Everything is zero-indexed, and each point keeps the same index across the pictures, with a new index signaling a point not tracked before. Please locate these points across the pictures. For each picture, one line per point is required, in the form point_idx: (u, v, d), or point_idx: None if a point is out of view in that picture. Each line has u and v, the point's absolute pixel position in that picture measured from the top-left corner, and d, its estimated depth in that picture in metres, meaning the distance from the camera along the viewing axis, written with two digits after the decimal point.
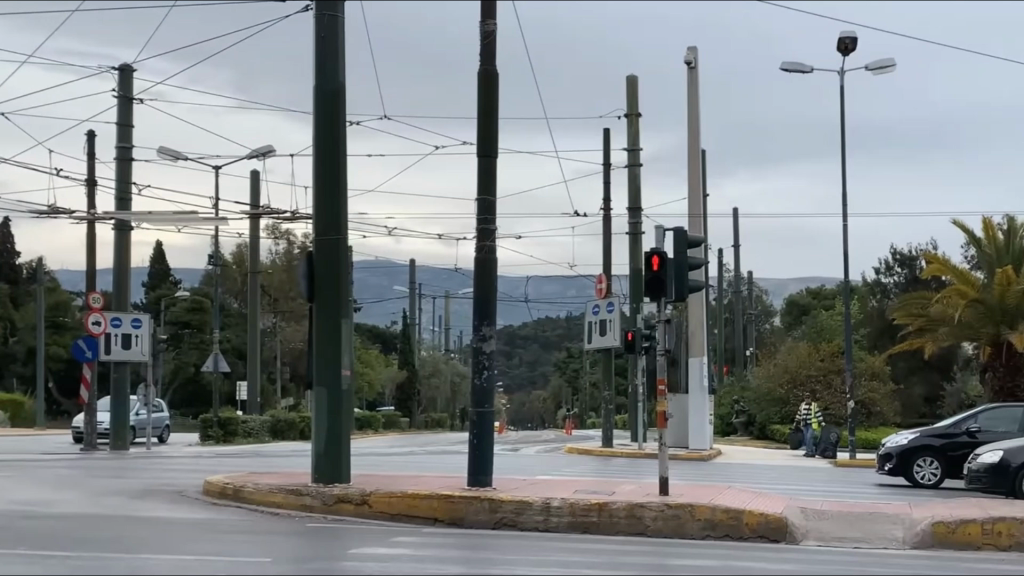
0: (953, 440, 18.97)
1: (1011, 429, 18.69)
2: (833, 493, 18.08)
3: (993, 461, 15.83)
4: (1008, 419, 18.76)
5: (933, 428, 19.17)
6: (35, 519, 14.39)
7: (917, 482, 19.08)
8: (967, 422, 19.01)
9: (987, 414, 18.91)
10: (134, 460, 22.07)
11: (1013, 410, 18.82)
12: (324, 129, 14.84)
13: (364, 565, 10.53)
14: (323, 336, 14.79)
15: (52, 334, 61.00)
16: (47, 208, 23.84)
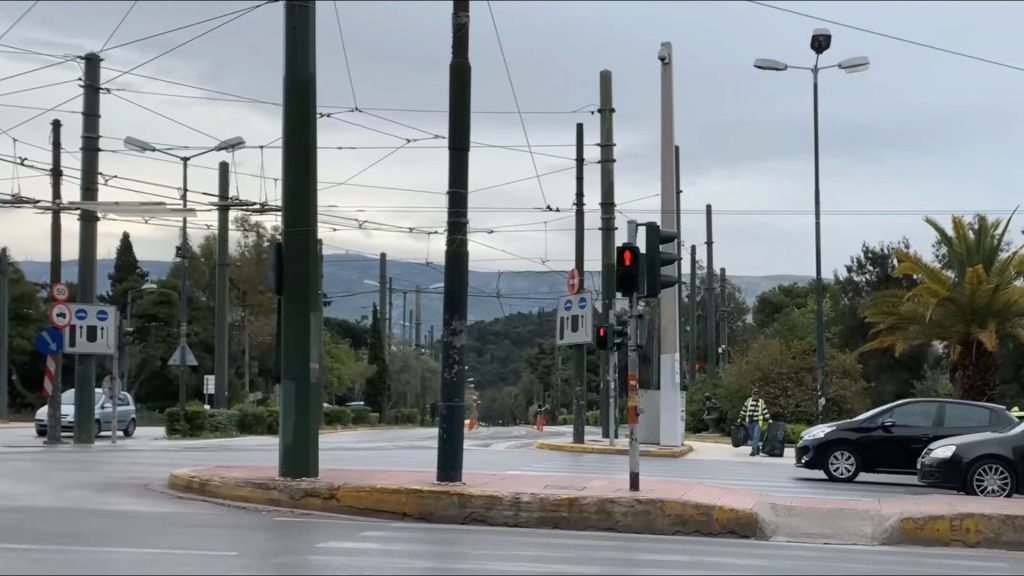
0: (868, 434, 18.88)
1: (925, 424, 18.55)
2: (799, 489, 18.07)
3: (944, 455, 15.80)
4: (922, 413, 18.61)
5: (849, 422, 19.10)
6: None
7: (832, 475, 19.15)
8: (882, 416, 18.87)
9: (903, 409, 18.79)
10: (93, 453, 21.79)
11: (927, 405, 18.66)
12: (293, 120, 14.60)
13: (333, 561, 10.34)
14: (291, 330, 14.56)
15: (15, 326, 60.29)
16: (11, 198, 23.43)
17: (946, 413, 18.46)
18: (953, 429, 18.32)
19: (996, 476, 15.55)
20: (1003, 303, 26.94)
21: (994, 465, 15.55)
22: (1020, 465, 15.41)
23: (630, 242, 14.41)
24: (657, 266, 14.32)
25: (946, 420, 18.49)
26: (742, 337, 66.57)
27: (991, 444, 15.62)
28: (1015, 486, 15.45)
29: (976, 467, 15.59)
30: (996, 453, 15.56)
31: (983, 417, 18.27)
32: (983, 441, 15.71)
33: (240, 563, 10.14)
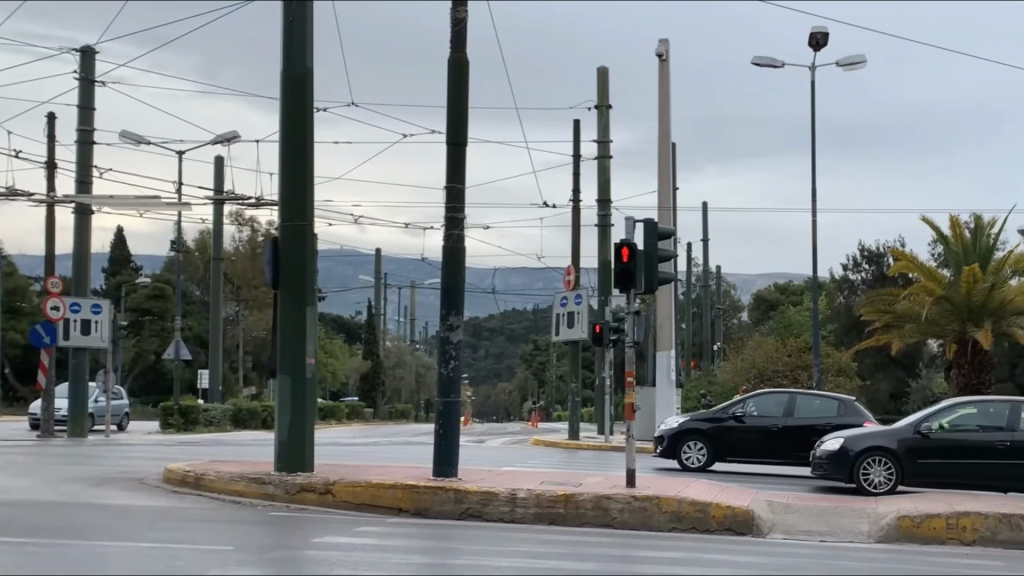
0: (719, 422, 18.77)
1: (776, 414, 18.60)
2: (787, 485, 18.00)
3: (831, 448, 15.62)
4: (773, 404, 18.67)
5: (701, 413, 18.98)
6: None
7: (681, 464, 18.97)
8: (734, 407, 18.84)
9: (755, 400, 18.82)
10: (77, 446, 21.66)
11: (777, 396, 18.76)
12: (290, 114, 14.49)
13: (326, 555, 10.27)
14: (286, 324, 14.46)
15: (8, 320, 60.12)
16: (6, 190, 23.29)
17: (797, 403, 18.59)
18: (802, 418, 18.42)
19: (882, 469, 15.26)
20: (998, 301, 26.95)
21: (880, 456, 15.28)
22: (904, 456, 15.14)
23: (627, 238, 14.34)
24: (655, 262, 14.21)
25: (796, 411, 18.59)
26: (737, 334, 66.57)
27: (877, 436, 15.34)
28: (900, 478, 15.18)
29: (862, 459, 15.33)
30: (882, 445, 15.27)
31: (832, 407, 18.52)
32: (871, 432, 15.43)
33: (234, 558, 10.06)
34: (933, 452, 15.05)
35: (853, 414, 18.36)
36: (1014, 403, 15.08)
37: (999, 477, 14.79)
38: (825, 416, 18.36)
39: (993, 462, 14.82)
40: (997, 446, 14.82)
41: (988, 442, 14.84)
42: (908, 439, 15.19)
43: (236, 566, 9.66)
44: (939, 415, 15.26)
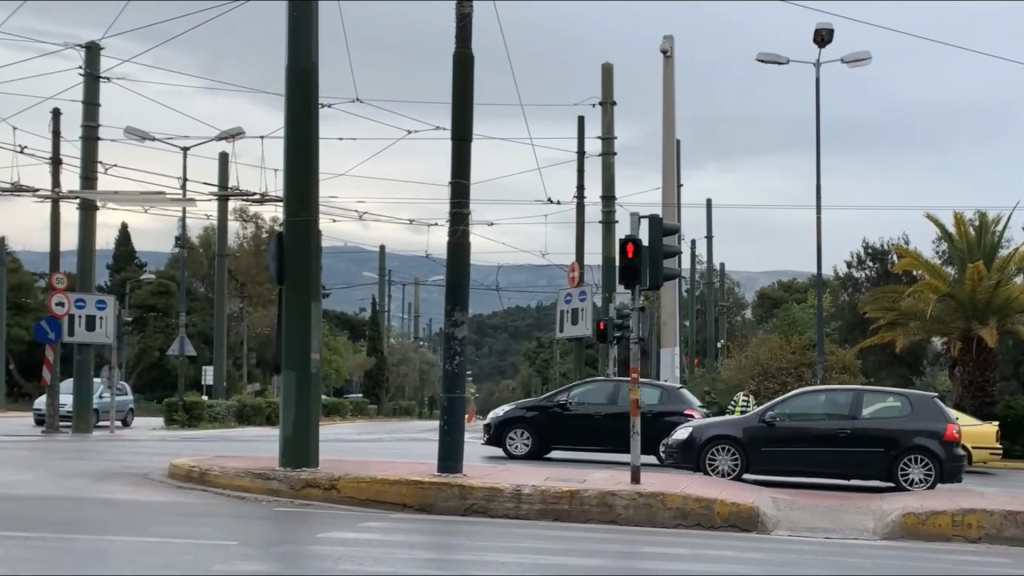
0: (543, 411, 19.32)
1: (601, 403, 19.10)
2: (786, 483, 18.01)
3: (681, 437, 16.39)
4: (598, 393, 19.16)
5: (527, 402, 19.46)
6: None
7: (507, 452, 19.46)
8: (560, 395, 19.36)
9: (580, 389, 19.27)
10: (73, 442, 21.67)
11: (602, 385, 19.18)
12: (295, 108, 14.48)
13: (332, 550, 10.28)
14: (292, 319, 14.47)
15: (13, 316, 60.26)
16: (11, 185, 23.30)
17: (621, 392, 19.06)
18: (623, 407, 18.91)
19: (728, 457, 15.98)
20: (1003, 299, 26.88)
21: (725, 445, 15.99)
22: (748, 445, 15.86)
23: (632, 233, 14.29)
24: (660, 259, 14.25)
25: (620, 399, 19.09)
26: (739, 332, 66.47)
27: (723, 425, 16.07)
28: (745, 466, 15.88)
29: (709, 447, 16.05)
30: (728, 434, 15.99)
31: (654, 396, 19.01)
32: (719, 422, 16.15)
33: (240, 552, 10.09)
34: (777, 440, 15.78)
35: (673, 403, 18.82)
36: (857, 393, 15.85)
37: (843, 464, 15.55)
38: (645, 405, 18.83)
39: (838, 450, 15.55)
40: (840, 434, 15.56)
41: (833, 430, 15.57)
42: (754, 427, 15.91)
43: (240, 561, 9.67)
44: (785, 404, 16.01)
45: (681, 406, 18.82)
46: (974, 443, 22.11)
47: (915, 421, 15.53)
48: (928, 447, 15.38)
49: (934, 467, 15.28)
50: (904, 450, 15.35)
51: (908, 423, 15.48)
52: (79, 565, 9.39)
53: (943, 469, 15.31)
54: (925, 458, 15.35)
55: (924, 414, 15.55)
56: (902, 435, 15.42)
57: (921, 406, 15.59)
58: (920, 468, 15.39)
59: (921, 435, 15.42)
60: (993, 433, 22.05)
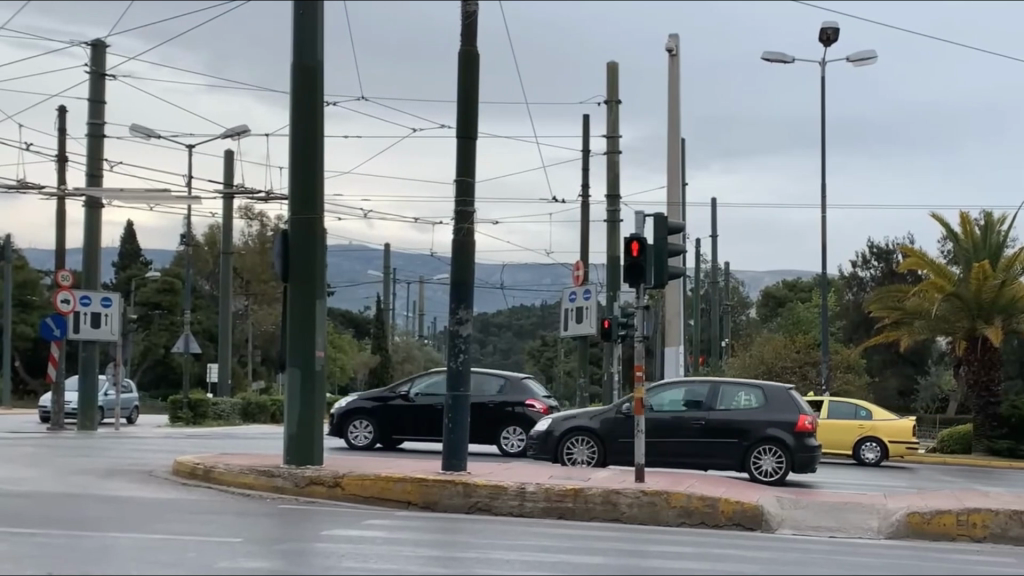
0: (383, 402, 19.42)
1: (443, 393, 19.21)
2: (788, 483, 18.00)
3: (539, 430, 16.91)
4: (440, 383, 19.26)
5: (369, 393, 19.54)
6: None
7: (349, 443, 19.51)
8: (402, 386, 19.39)
9: (421, 378, 19.36)
10: (76, 439, 21.75)
11: (445, 374, 19.29)
12: (300, 107, 14.50)
13: (337, 548, 10.29)
14: (297, 318, 14.48)
15: (18, 313, 60.42)
16: (16, 183, 23.33)
17: (464, 382, 19.22)
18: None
19: (584, 448, 16.68)
20: (1008, 299, 26.82)
21: (583, 437, 16.70)
22: (604, 436, 16.60)
23: (638, 232, 14.30)
24: (665, 257, 14.20)
25: (462, 388, 19.27)
26: (744, 330, 66.44)
27: (581, 418, 16.77)
28: (601, 456, 16.61)
29: (567, 439, 16.74)
30: (585, 427, 16.71)
31: (496, 385, 19.24)
32: (576, 415, 16.85)
33: (244, 550, 10.11)
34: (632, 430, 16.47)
35: (516, 393, 19.05)
36: (715, 383, 16.27)
37: (697, 454, 15.97)
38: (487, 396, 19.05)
39: (693, 441, 15.98)
40: (695, 424, 15.97)
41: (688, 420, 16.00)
42: (610, 419, 16.63)
43: (245, 559, 9.66)
44: (641, 396, 16.54)
45: (522, 396, 19.07)
46: (890, 437, 23.20)
47: (769, 413, 15.88)
48: (781, 438, 15.73)
49: (784, 457, 15.63)
50: (755, 440, 15.73)
51: (762, 414, 15.84)
52: (83, 562, 9.42)
53: (793, 459, 15.67)
54: (776, 449, 15.73)
55: (779, 406, 15.90)
56: (754, 425, 15.78)
57: (776, 398, 15.94)
58: (772, 459, 15.76)
59: (773, 426, 15.76)
60: (911, 429, 23.11)
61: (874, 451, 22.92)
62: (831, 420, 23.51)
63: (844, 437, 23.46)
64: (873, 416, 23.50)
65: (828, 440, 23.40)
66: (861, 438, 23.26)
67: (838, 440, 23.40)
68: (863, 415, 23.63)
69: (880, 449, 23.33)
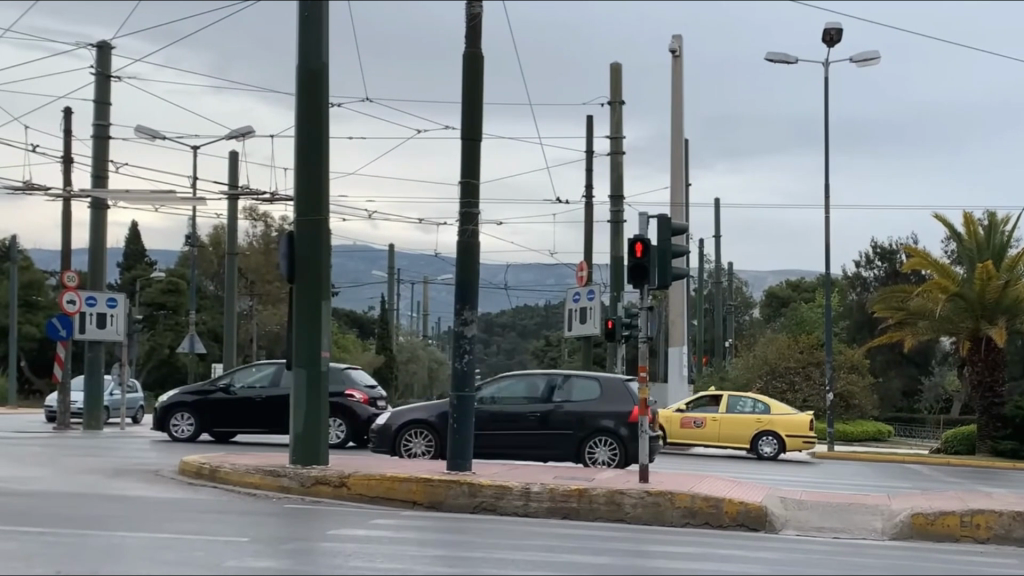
0: (205, 395, 20.78)
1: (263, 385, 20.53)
2: (789, 483, 18.09)
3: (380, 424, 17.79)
4: (261, 376, 20.60)
5: (189, 386, 20.82)
6: (5, 496, 14.20)
7: (174, 435, 20.71)
8: (223, 379, 20.77)
9: (242, 372, 20.68)
10: (79, 438, 21.84)
11: (267, 367, 20.63)
12: (306, 108, 14.57)
13: (344, 548, 10.36)
14: (303, 318, 14.56)
15: (24, 313, 60.60)
16: (22, 184, 23.41)
17: (283, 374, 20.53)
18: (285, 388, 20.37)
19: (421, 440, 17.53)
20: (1012, 300, 26.82)
21: (420, 429, 17.54)
22: (440, 428, 17.46)
23: (641, 233, 14.34)
24: (668, 259, 14.23)
25: (282, 380, 20.63)
26: (747, 331, 66.51)
27: (420, 410, 17.59)
28: (437, 447, 17.45)
29: (404, 432, 17.55)
30: (422, 419, 17.55)
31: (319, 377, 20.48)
32: (414, 408, 17.65)
33: (251, 549, 10.16)
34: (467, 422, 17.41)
35: (336, 383, 20.30)
36: (552, 376, 17.40)
37: (534, 445, 17.13)
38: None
39: (531, 432, 17.15)
40: (532, 416, 17.15)
41: (526, 411, 17.18)
42: (448, 412, 17.50)
43: (251, 559, 9.73)
44: (483, 389, 17.53)
45: (342, 386, 20.33)
46: (789, 432, 24.07)
47: (604, 404, 17.02)
48: (614, 429, 16.86)
49: (618, 448, 16.74)
50: (590, 431, 16.85)
51: (597, 406, 16.97)
52: (90, 562, 9.47)
53: (626, 449, 16.79)
54: (610, 440, 16.83)
55: (614, 398, 17.04)
56: (590, 416, 16.91)
57: (612, 389, 17.09)
58: (606, 449, 16.85)
59: (607, 417, 16.88)
60: (807, 424, 24.09)
61: (772, 445, 23.89)
62: (731, 415, 24.34)
63: (742, 430, 24.33)
64: (771, 409, 24.37)
65: (728, 435, 24.24)
66: (759, 432, 24.19)
67: (737, 433, 24.27)
68: (762, 408, 24.42)
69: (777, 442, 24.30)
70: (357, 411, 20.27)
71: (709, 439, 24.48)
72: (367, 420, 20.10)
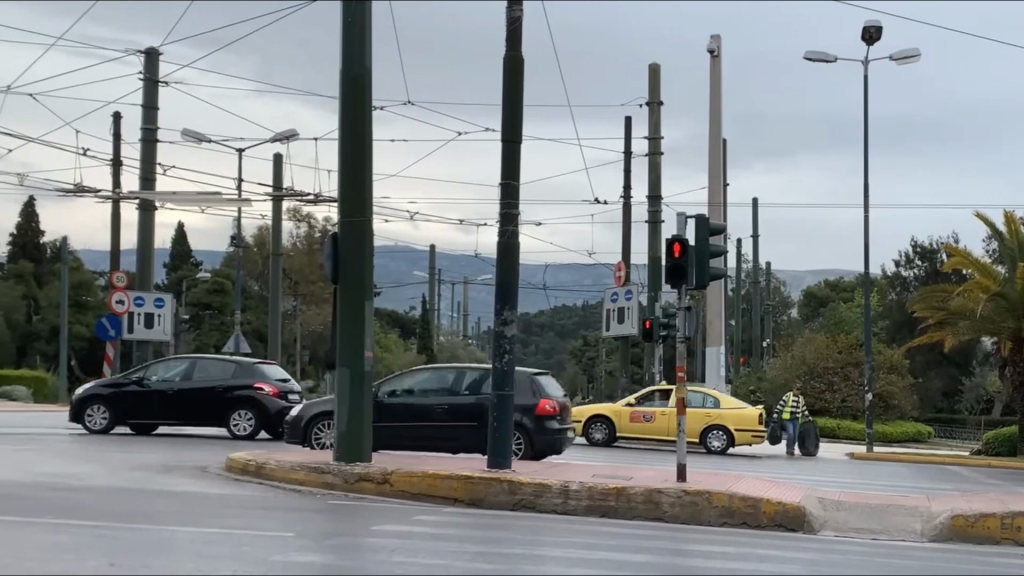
0: (120, 388, 21.16)
1: (175, 378, 21.11)
2: (827, 485, 18.22)
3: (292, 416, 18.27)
4: (173, 369, 21.17)
5: (103, 379, 21.26)
6: (56, 492, 14.67)
7: (89, 428, 21.09)
8: (137, 373, 21.24)
9: (155, 365, 21.19)
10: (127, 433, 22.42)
11: (178, 362, 21.22)
12: (350, 113, 14.90)
13: (387, 543, 10.67)
14: (347, 318, 14.89)
15: (75, 313, 61.73)
16: (73, 186, 23.99)
17: (195, 368, 21.14)
18: (197, 380, 20.98)
19: (331, 432, 18.02)
20: None
21: (330, 422, 18.01)
22: None
23: (680, 233, 14.53)
24: (707, 258, 14.48)
25: (194, 374, 21.18)
26: (786, 331, 66.35)
27: (328, 403, 18.01)
28: None
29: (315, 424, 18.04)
30: (332, 412, 17.99)
31: (228, 370, 21.16)
32: (325, 400, 18.08)
33: (297, 544, 10.49)
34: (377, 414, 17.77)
35: (245, 376, 21.03)
36: (461, 368, 17.71)
37: (441, 437, 17.47)
38: (218, 379, 20.96)
39: (438, 424, 17.47)
40: (439, 408, 17.44)
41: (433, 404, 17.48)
42: None
43: (297, 552, 10.08)
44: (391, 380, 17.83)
45: (252, 378, 21.06)
46: (738, 426, 24.40)
47: (512, 397, 17.47)
48: (521, 422, 17.38)
49: (524, 441, 17.30)
50: None
51: (506, 399, 17.47)
52: (142, 555, 9.85)
53: (532, 441, 17.34)
54: (517, 432, 17.40)
55: (521, 391, 17.51)
56: None
57: (519, 383, 17.57)
58: (512, 442, 17.41)
59: (515, 411, 17.39)
60: (756, 418, 24.38)
61: (719, 439, 24.26)
62: (681, 409, 24.77)
63: (691, 425, 24.74)
64: (721, 404, 24.71)
65: (676, 429, 24.70)
66: (708, 426, 24.58)
67: (684, 427, 24.71)
68: (713, 403, 24.78)
69: (726, 437, 24.64)
70: (266, 403, 20.96)
71: (659, 434, 24.93)
72: (278, 411, 20.84)
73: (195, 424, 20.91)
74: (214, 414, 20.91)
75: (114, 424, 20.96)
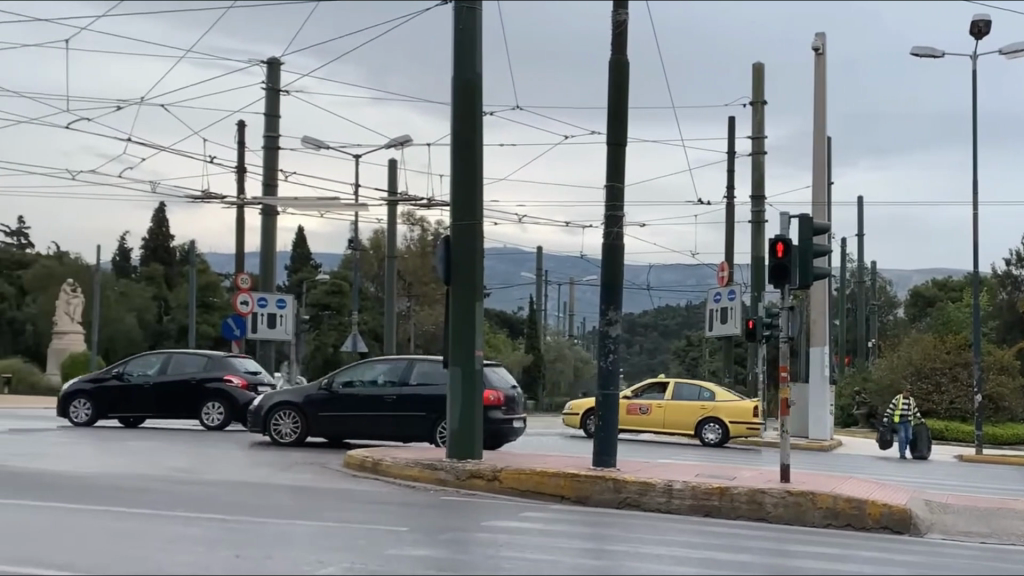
0: (101, 383, 22.45)
1: (150, 372, 22.37)
2: (932, 487, 18.38)
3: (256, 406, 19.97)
4: (148, 364, 22.43)
5: (86, 375, 22.62)
6: (186, 486, 15.71)
7: (74, 421, 22.49)
8: (116, 367, 22.49)
9: (133, 360, 22.45)
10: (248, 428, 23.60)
11: (153, 357, 22.48)
12: (462, 120, 15.60)
13: (497, 538, 11.36)
14: (458, 318, 15.62)
15: (202, 314, 64.25)
16: (201, 194, 25.24)
17: (170, 362, 22.39)
18: (171, 374, 22.25)
19: (289, 420, 19.63)
20: None
21: (287, 411, 19.64)
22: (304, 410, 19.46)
23: (783, 233, 14.90)
24: (810, 257, 14.81)
25: (170, 368, 22.40)
26: (893, 330, 65.46)
27: (286, 394, 19.68)
28: (301, 426, 19.54)
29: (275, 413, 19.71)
30: (290, 402, 19.65)
31: (200, 363, 22.39)
32: (283, 392, 19.75)
33: (412, 538, 11.24)
34: (333, 404, 19.42)
35: (214, 369, 22.28)
36: (411, 361, 19.47)
37: (388, 425, 19.20)
38: (190, 373, 22.22)
39: (385, 413, 19.19)
40: (387, 398, 19.21)
41: (385, 395, 19.30)
42: (315, 396, 19.50)
43: (412, 545, 10.82)
44: (345, 373, 19.60)
45: (220, 372, 22.28)
46: (731, 418, 25.24)
47: None
48: None
49: None
50: None
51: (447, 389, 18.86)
52: (270, 546, 10.72)
53: None
54: None
55: None
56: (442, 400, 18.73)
57: None
58: None
59: None
60: (751, 411, 25.15)
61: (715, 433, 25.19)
62: (676, 402, 25.71)
63: (686, 416, 25.64)
64: (716, 397, 25.49)
65: (670, 421, 25.68)
66: (703, 419, 25.47)
67: (679, 420, 25.66)
68: (707, 395, 25.60)
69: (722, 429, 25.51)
70: (237, 396, 22.21)
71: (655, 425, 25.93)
72: (245, 404, 22.13)
73: (171, 416, 22.19)
74: (187, 405, 22.19)
75: (96, 417, 22.32)
